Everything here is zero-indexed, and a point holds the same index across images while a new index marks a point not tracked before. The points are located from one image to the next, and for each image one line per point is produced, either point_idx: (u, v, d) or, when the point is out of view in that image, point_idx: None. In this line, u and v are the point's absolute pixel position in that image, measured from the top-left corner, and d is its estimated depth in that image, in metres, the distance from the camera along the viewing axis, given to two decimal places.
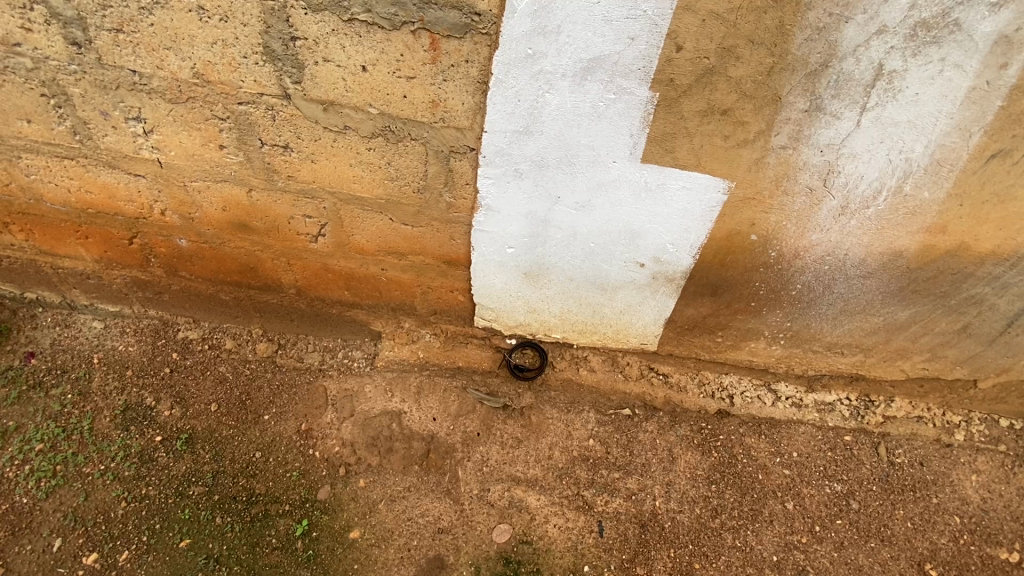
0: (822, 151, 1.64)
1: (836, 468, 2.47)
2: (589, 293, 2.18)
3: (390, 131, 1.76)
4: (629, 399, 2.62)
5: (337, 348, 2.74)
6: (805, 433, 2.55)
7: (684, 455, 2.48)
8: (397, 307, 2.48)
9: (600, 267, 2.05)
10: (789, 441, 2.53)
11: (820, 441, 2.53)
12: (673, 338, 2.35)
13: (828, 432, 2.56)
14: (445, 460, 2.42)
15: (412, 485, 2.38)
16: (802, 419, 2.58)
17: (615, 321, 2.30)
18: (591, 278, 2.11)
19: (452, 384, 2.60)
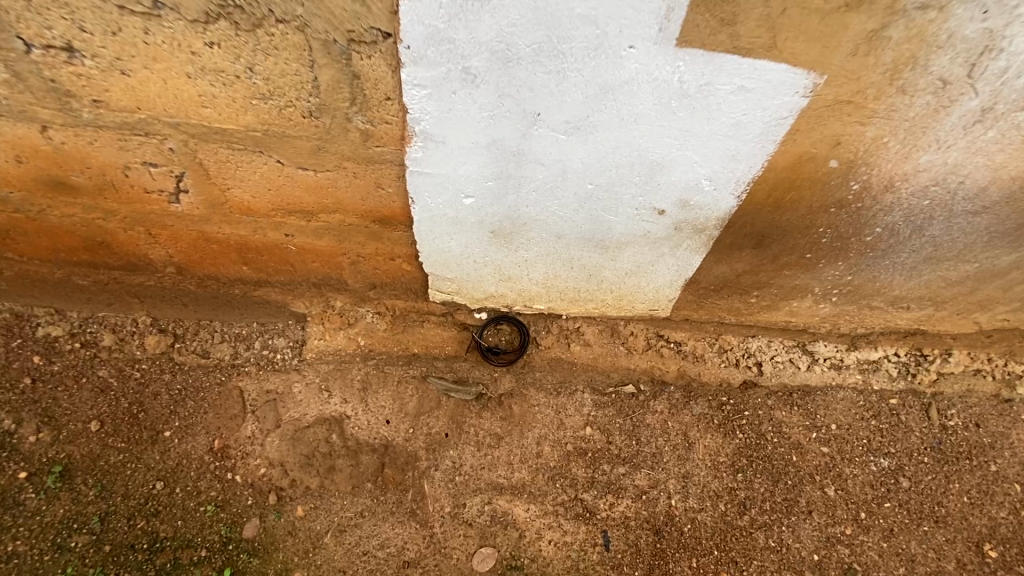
0: (987, 11, 0.96)
1: (882, 440, 2.05)
2: (585, 252, 1.55)
3: (236, 9, 1.00)
4: (633, 375, 2.05)
5: (253, 337, 2.07)
6: (845, 400, 2.08)
7: (703, 439, 2.01)
8: (321, 282, 1.81)
9: (601, 218, 1.41)
10: (827, 412, 2.07)
11: (862, 408, 2.08)
12: (693, 301, 1.78)
13: (872, 396, 2.09)
14: (406, 473, 1.90)
15: (366, 510, 1.86)
16: (841, 384, 2.09)
17: (619, 285, 1.71)
18: (586, 233, 1.47)
19: (407, 375, 1.99)
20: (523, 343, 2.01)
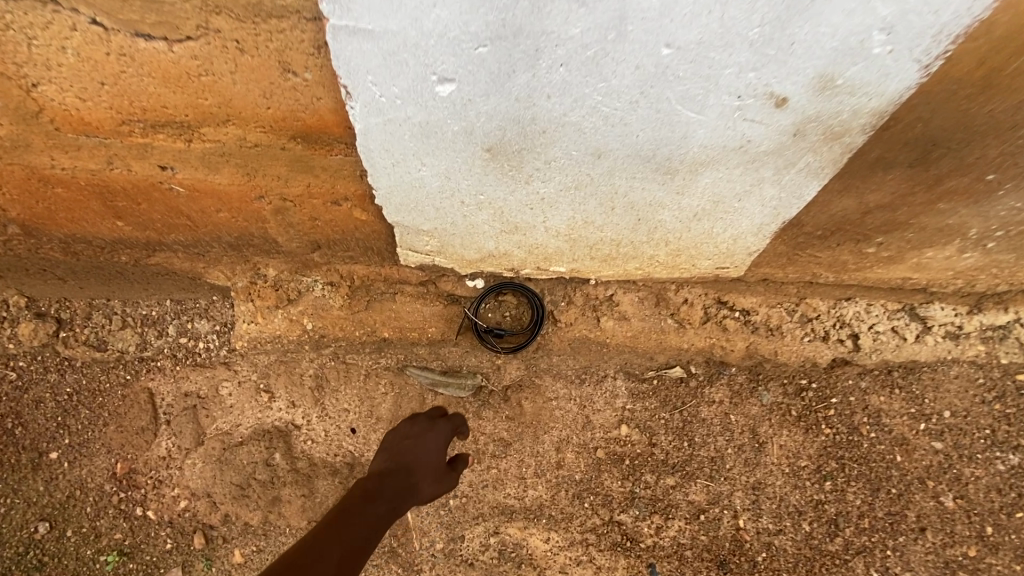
0: None
1: (1011, 430, 1.51)
2: (637, 182, 0.98)
3: None
4: (683, 356, 1.50)
5: (167, 320, 1.46)
6: (959, 379, 1.54)
7: (778, 438, 1.51)
8: (238, 242, 1.24)
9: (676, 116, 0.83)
10: (937, 395, 1.54)
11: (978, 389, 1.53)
12: (782, 255, 1.23)
13: (992, 373, 1.53)
14: (433, 428, 1.32)
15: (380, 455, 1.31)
16: (956, 358, 1.53)
17: (679, 236, 1.15)
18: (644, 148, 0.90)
19: (378, 367, 1.42)
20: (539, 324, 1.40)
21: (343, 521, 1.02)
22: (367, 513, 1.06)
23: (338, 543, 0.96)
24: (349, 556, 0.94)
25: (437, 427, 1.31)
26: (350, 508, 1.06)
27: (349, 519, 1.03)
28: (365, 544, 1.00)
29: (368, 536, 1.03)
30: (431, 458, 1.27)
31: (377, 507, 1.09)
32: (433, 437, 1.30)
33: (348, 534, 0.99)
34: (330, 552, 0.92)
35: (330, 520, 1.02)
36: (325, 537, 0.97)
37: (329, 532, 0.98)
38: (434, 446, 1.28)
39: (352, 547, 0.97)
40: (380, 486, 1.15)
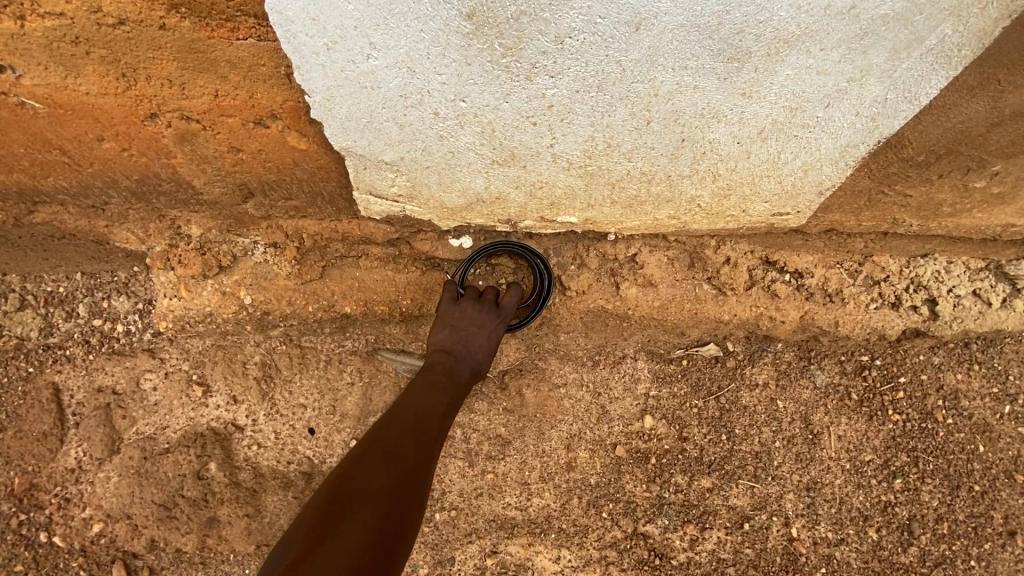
0: None
1: None
2: (688, 75, 0.68)
3: None
4: (719, 331, 1.22)
5: (75, 300, 1.15)
6: None
7: (836, 427, 1.24)
8: (141, 188, 0.93)
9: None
10: None
11: None
12: (862, 194, 0.93)
13: None
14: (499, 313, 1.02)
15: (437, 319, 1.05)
16: None
17: (734, 168, 0.85)
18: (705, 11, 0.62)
19: (342, 352, 1.12)
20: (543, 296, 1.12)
21: (413, 413, 0.87)
22: (438, 403, 0.90)
23: (412, 442, 0.82)
24: (429, 460, 0.81)
25: (492, 318, 1.01)
26: (420, 395, 0.90)
27: (421, 409, 0.87)
28: (441, 442, 0.87)
29: (442, 429, 0.88)
30: (484, 349, 1.00)
31: (448, 396, 0.92)
32: (495, 329, 1.02)
33: (421, 429, 0.85)
34: (407, 458, 0.79)
35: (400, 411, 0.87)
36: (394, 434, 0.82)
37: (400, 429, 0.83)
38: (487, 344, 1.00)
39: (429, 447, 0.83)
40: (446, 366, 0.96)
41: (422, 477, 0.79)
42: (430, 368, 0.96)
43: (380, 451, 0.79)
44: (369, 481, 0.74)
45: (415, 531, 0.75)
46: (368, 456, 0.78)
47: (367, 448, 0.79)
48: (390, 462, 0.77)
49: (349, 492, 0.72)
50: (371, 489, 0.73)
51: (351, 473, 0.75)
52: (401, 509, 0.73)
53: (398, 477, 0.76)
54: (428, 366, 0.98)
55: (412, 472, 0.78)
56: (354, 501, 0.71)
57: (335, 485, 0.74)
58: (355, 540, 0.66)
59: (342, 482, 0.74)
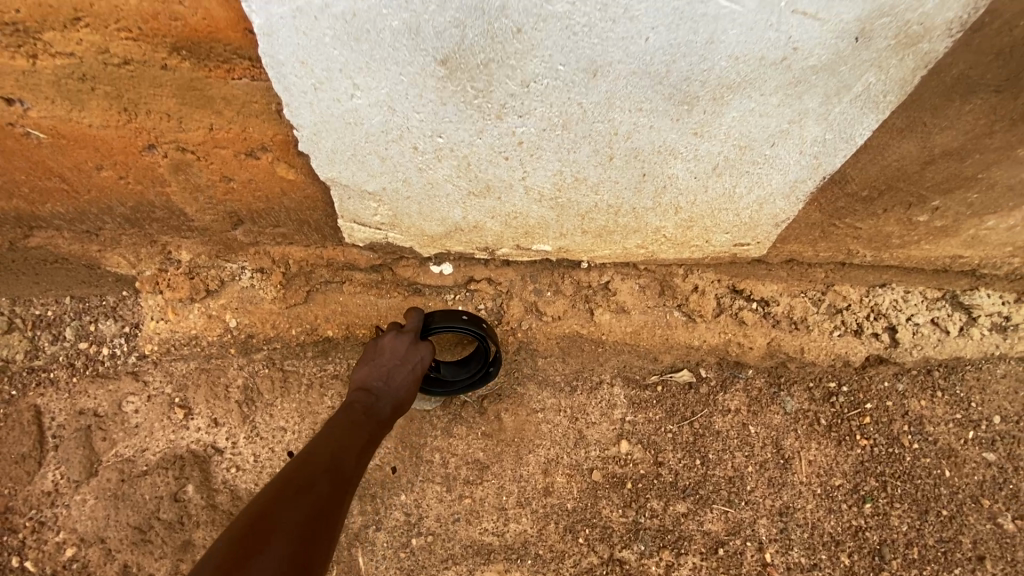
0: None
1: None
2: (643, 116, 0.75)
3: None
4: (691, 358, 1.27)
5: (61, 322, 1.18)
6: (1011, 379, 1.34)
7: (806, 452, 1.27)
8: (135, 214, 0.97)
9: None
10: (986, 399, 1.32)
11: None
12: (815, 225, 1.00)
13: None
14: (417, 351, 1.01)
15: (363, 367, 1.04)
16: (1005, 355, 1.33)
17: (693, 200, 0.92)
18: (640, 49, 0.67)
19: (323, 375, 1.14)
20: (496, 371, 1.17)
21: (332, 450, 0.84)
22: (359, 442, 0.88)
23: (327, 479, 0.78)
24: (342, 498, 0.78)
25: (416, 351, 1.01)
26: (339, 434, 0.88)
27: (342, 449, 0.85)
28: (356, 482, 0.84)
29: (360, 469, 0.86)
30: (406, 384, 0.98)
31: (369, 435, 0.91)
32: (417, 359, 1.00)
33: (338, 468, 0.82)
34: (329, 496, 0.76)
35: (317, 450, 0.83)
36: (314, 471, 0.79)
37: (320, 467, 0.80)
38: (409, 376, 0.98)
39: (347, 486, 0.80)
40: (368, 404, 0.95)
41: (342, 515, 0.77)
42: (349, 409, 0.94)
43: (302, 487, 0.75)
44: (291, 517, 0.70)
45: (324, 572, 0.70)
46: (287, 491, 0.74)
47: (284, 485, 0.75)
48: (310, 500, 0.73)
49: (269, 527, 0.67)
50: (292, 525, 0.69)
51: (270, 509, 0.70)
52: (319, 549, 0.69)
53: (317, 512, 0.73)
54: (348, 407, 0.95)
55: (333, 511, 0.75)
56: (266, 537, 0.66)
57: (251, 519, 0.68)
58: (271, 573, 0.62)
59: (261, 517, 0.69)
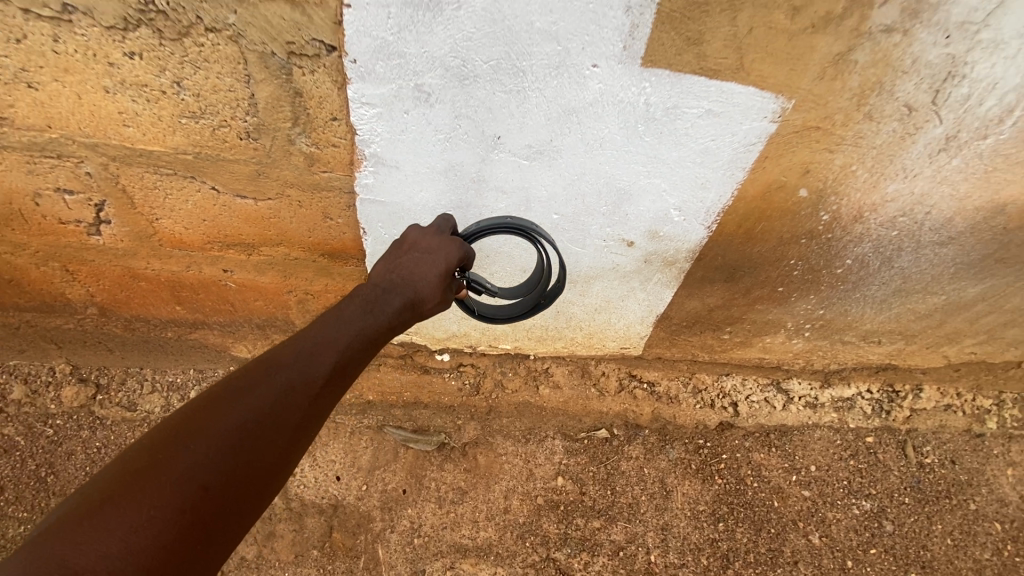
0: (950, 34, 0.90)
1: (862, 481, 1.97)
2: None
3: (159, 13, 0.88)
4: (605, 419, 1.91)
5: (186, 387, 1.81)
6: (822, 440, 2.00)
7: (681, 486, 1.89)
8: (265, 323, 1.65)
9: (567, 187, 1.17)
10: (804, 452, 1.97)
11: (839, 447, 2.00)
12: (664, 338, 1.71)
13: (847, 434, 2.02)
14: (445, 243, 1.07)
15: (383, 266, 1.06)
16: (818, 423, 2.01)
17: (588, 323, 1.63)
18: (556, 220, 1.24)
19: (361, 426, 1.83)
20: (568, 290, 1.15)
21: (310, 351, 0.89)
22: (322, 374, 0.87)
23: (275, 391, 0.82)
24: (289, 416, 0.82)
25: (445, 245, 1.07)
26: (314, 352, 0.89)
27: (303, 373, 0.86)
28: (329, 393, 0.88)
29: (324, 402, 0.88)
30: (430, 277, 1.01)
31: (342, 363, 0.90)
32: (442, 254, 1.05)
33: (305, 370, 0.86)
34: (273, 423, 0.80)
35: (288, 361, 0.86)
36: (272, 377, 0.84)
37: (276, 383, 0.83)
38: (433, 266, 1.02)
39: (300, 421, 0.83)
40: (345, 340, 0.92)
41: (288, 445, 0.81)
42: (339, 316, 0.95)
43: (246, 412, 0.79)
44: (221, 442, 0.75)
45: (250, 490, 0.76)
46: (237, 399, 0.80)
47: (235, 400, 0.80)
48: (249, 428, 0.78)
49: (195, 446, 0.74)
50: (221, 447, 0.75)
51: (208, 424, 0.76)
52: (241, 482, 0.75)
53: (251, 430, 0.78)
54: (355, 297, 1.00)
55: (271, 445, 0.79)
56: (191, 440, 0.74)
57: (185, 431, 0.75)
58: (172, 485, 0.70)
59: (197, 429, 0.76)
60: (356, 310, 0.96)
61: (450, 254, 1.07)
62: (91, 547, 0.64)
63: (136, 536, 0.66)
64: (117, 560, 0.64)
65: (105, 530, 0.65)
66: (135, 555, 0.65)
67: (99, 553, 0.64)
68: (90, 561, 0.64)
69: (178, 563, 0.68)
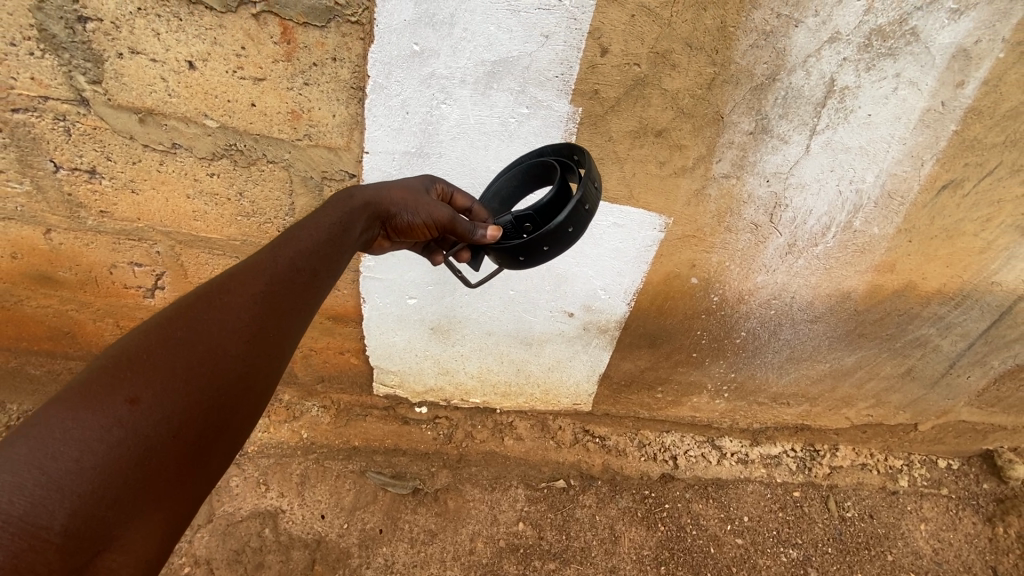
0: (769, 180, 1.34)
1: (790, 531, 2.07)
2: (509, 349, 1.88)
3: (238, 151, 1.30)
4: (562, 470, 2.13)
5: None
6: (754, 492, 2.13)
7: (628, 532, 2.03)
8: None
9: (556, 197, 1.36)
10: (739, 504, 2.11)
11: (769, 500, 2.12)
12: (609, 395, 2.06)
13: (777, 489, 2.14)
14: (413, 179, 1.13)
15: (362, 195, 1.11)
16: (749, 478, 2.16)
17: (544, 380, 1.99)
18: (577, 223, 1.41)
19: (347, 470, 2.04)
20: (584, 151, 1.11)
21: (249, 266, 0.85)
22: (267, 285, 0.84)
23: (214, 306, 0.78)
24: (233, 321, 0.78)
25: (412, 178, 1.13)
26: (257, 267, 0.85)
27: (243, 286, 0.82)
28: (284, 295, 0.86)
29: (276, 312, 0.84)
30: (399, 196, 1.07)
31: (291, 275, 0.88)
32: (407, 182, 1.11)
33: (247, 282, 0.83)
34: (209, 336, 0.76)
35: (224, 278, 0.82)
36: (206, 294, 0.79)
37: (209, 298, 0.79)
38: (400, 191, 1.08)
39: (246, 331, 0.79)
40: (293, 255, 0.90)
41: (246, 347, 0.79)
42: (291, 235, 0.93)
43: (174, 329, 0.74)
44: (148, 360, 0.71)
45: (214, 395, 0.74)
46: (171, 321, 0.75)
47: (162, 321, 0.75)
48: (180, 343, 0.74)
49: (116, 368, 0.69)
50: (148, 365, 0.70)
51: (134, 347, 0.72)
52: (178, 399, 0.71)
53: (195, 343, 0.74)
54: (319, 207, 1.01)
55: (211, 358, 0.75)
56: (127, 368, 0.69)
57: (109, 357, 0.70)
58: (119, 410, 0.67)
59: (119, 353, 0.71)
60: (310, 229, 0.95)
61: (423, 177, 1.17)
62: (3, 478, 0.59)
63: (59, 463, 0.62)
64: (38, 488, 0.60)
65: (19, 460, 0.61)
66: (60, 480, 0.61)
67: (16, 483, 0.60)
68: (7, 493, 0.59)
69: (120, 484, 0.65)
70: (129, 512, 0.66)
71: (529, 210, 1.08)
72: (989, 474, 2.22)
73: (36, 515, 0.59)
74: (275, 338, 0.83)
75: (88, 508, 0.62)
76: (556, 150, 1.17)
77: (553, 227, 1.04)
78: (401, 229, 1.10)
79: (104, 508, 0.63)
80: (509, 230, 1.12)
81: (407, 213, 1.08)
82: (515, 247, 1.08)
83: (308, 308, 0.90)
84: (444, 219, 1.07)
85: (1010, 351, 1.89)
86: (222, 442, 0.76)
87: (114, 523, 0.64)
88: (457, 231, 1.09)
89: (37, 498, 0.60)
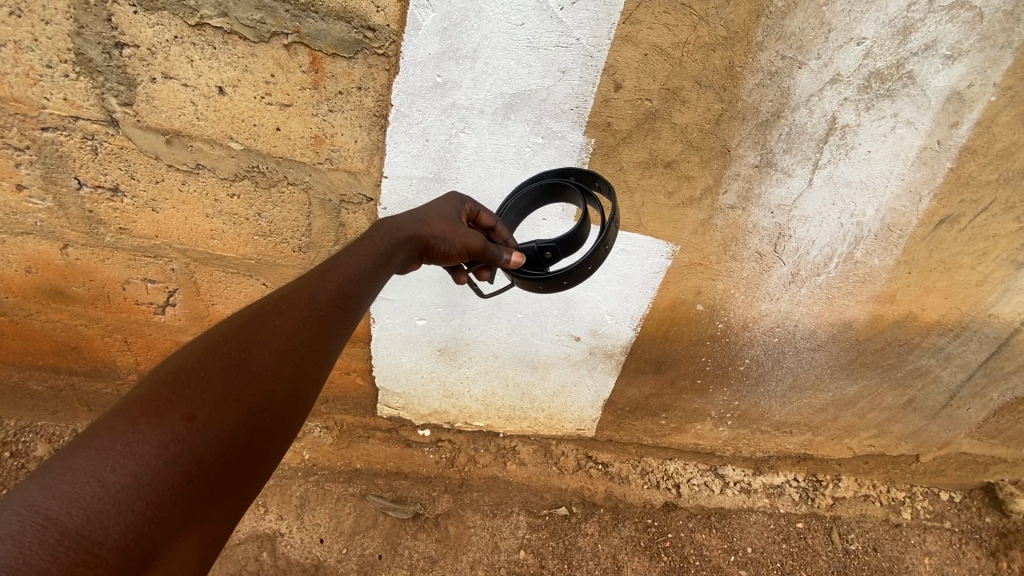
0: (774, 212, 1.39)
1: (794, 564, 2.04)
2: (515, 371, 1.88)
3: (259, 173, 1.34)
4: (565, 497, 2.10)
5: None
6: (757, 522, 2.11)
7: (631, 562, 1.99)
8: None
9: (566, 213, 1.40)
10: (742, 534, 2.08)
11: (773, 531, 2.09)
12: (612, 420, 2.07)
13: (780, 519, 2.12)
14: (448, 202, 1.13)
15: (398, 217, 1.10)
16: (752, 507, 2.14)
17: (549, 404, 2.00)
18: (590, 234, 1.46)
19: (347, 493, 2.01)
20: (606, 183, 1.16)
21: (298, 293, 0.87)
22: (315, 308, 0.87)
23: (263, 331, 0.80)
24: (280, 345, 0.80)
25: (447, 204, 1.12)
26: (304, 291, 0.88)
27: (292, 309, 0.85)
28: (329, 320, 0.88)
29: (322, 334, 0.86)
30: (436, 225, 1.07)
31: (336, 300, 0.91)
32: (443, 210, 1.10)
33: (294, 309, 0.85)
34: (260, 357, 0.78)
35: (276, 299, 0.85)
36: (255, 320, 0.81)
37: (261, 321, 0.81)
38: (438, 221, 1.07)
39: (294, 355, 0.81)
40: (340, 281, 0.93)
41: (293, 371, 0.81)
42: (335, 261, 0.96)
43: (230, 349, 0.77)
44: (204, 377, 0.72)
45: (260, 419, 0.75)
46: (225, 344, 0.77)
47: (216, 340, 0.77)
48: (234, 363, 0.76)
49: (175, 384, 0.71)
50: (203, 383, 0.72)
51: (190, 365, 0.73)
52: (231, 417, 0.72)
53: (245, 366, 0.76)
54: (362, 236, 1.02)
55: (261, 378, 0.76)
56: (180, 387, 0.70)
57: (166, 374, 0.72)
58: (173, 429, 0.67)
59: (176, 370, 0.73)
60: (355, 256, 0.97)
61: (451, 196, 1.15)
62: (62, 489, 0.60)
63: (116, 477, 0.62)
64: (94, 502, 0.60)
65: (79, 471, 0.61)
66: (116, 495, 0.61)
67: (74, 495, 0.59)
68: (65, 504, 0.59)
69: (171, 502, 0.64)
70: (176, 531, 0.65)
71: (552, 242, 1.15)
72: (991, 508, 2.21)
73: (90, 529, 0.59)
74: (318, 362, 0.85)
75: (139, 526, 0.61)
76: (579, 174, 1.21)
77: (573, 267, 1.11)
78: (436, 256, 1.10)
79: (154, 526, 0.62)
80: (530, 256, 1.19)
81: (443, 242, 1.07)
82: (536, 277, 1.13)
83: (348, 332, 0.92)
84: (478, 247, 1.08)
85: (1007, 383, 1.92)
86: (262, 463, 0.77)
87: (160, 544, 0.63)
88: (485, 258, 1.10)
89: (93, 511, 0.59)
